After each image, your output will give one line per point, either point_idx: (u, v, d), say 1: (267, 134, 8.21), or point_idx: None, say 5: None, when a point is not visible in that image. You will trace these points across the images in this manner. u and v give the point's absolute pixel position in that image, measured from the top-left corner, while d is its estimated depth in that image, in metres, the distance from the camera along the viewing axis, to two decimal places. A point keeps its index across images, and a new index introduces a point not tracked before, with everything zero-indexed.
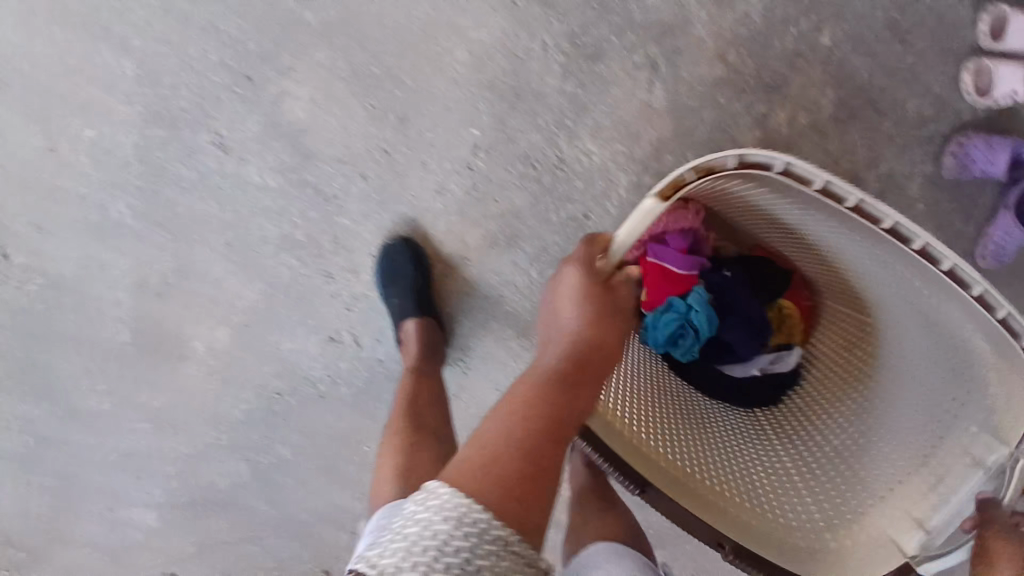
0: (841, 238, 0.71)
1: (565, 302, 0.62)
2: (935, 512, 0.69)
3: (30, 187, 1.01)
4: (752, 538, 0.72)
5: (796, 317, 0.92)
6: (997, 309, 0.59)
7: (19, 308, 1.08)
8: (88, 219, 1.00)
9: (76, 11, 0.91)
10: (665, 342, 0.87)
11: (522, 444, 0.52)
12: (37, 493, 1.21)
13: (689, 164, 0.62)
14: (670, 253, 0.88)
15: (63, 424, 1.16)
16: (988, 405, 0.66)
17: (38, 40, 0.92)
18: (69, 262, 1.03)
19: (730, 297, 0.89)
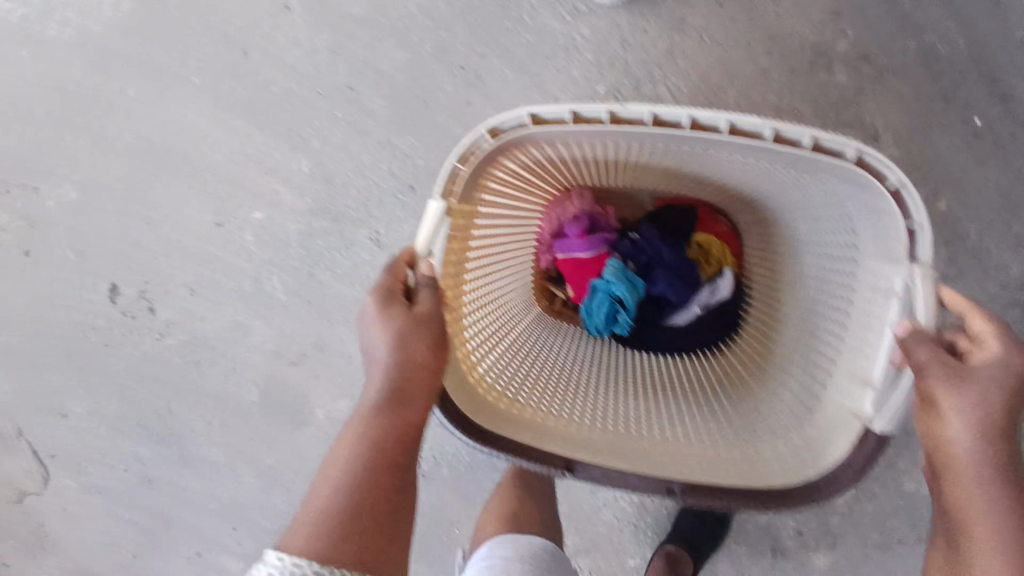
0: (699, 161, 0.82)
1: (369, 330, 0.69)
2: (869, 364, 0.74)
3: (189, 255, 1.09)
4: (688, 475, 0.79)
5: (714, 244, 1.02)
6: (848, 154, 0.69)
7: (157, 358, 1.16)
8: (242, 289, 1.09)
9: (266, 111, 1.01)
10: (607, 324, 1.00)
11: (353, 497, 0.61)
12: (133, 528, 1.28)
13: (455, 154, 0.73)
14: (574, 241, 0.99)
15: (173, 466, 1.22)
16: (876, 241, 0.73)
17: (222, 128, 1.03)
18: (212, 323, 1.12)
19: (647, 253, 1.00)
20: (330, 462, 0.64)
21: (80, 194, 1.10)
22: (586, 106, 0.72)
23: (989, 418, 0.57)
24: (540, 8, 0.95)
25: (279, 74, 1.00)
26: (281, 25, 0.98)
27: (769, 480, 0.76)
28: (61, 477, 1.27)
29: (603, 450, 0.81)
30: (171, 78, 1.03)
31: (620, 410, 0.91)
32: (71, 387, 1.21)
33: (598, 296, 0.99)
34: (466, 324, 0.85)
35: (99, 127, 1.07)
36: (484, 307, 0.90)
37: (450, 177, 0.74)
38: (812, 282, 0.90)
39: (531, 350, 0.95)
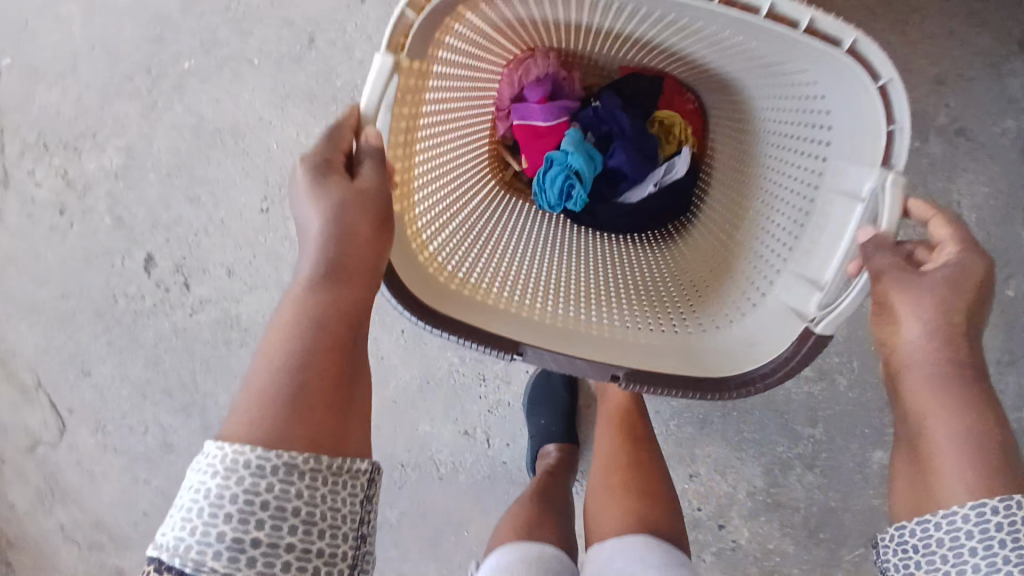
0: (684, 35, 0.72)
1: (303, 202, 0.60)
2: (821, 268, 0.67)
3: (230, 237, 1.07)
4: (636, 359, 0.71)
5: (677, 122, 0.86)
6: (878, 79, 0.59)
7: (188, 331, 1.14)
8: (282, 278, 1.07)
9: (325, 102, 0.97)
10: (558, 201, 0.84)
11: (302, 371, 0.53)
12: (142, 488, 1.23)
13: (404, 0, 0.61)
14: (533, 106, 0.84)
15: (192, 435, 1.20)
16: (849, 132, 0.65)
17: (275, 112, 0.99)
18: (248, 305, 1.10)
19: (610, 123, 0.84)
20: (267, 346, 0.55)
21: (123, 160, 1.07)
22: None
23: (946, 321, 0.55)
24: None
25: (346, 68, 0.96)
26: (354, 20, 0.95)
27: (712, 370, 0.69)
28: (81, 432, 1.22)
29: (539, 329, 0.72)
30: (230, 54, 0.99)
31: (563, 288, 0.81)
32: (95, 349, 1.19)
33: (553, 168, 0.83)
34: (416, 184, 0.74)
35: (150, 95, 1.04)
36: (435, 177, 0.78)
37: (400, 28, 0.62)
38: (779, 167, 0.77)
39: (482, 227, 0.84)
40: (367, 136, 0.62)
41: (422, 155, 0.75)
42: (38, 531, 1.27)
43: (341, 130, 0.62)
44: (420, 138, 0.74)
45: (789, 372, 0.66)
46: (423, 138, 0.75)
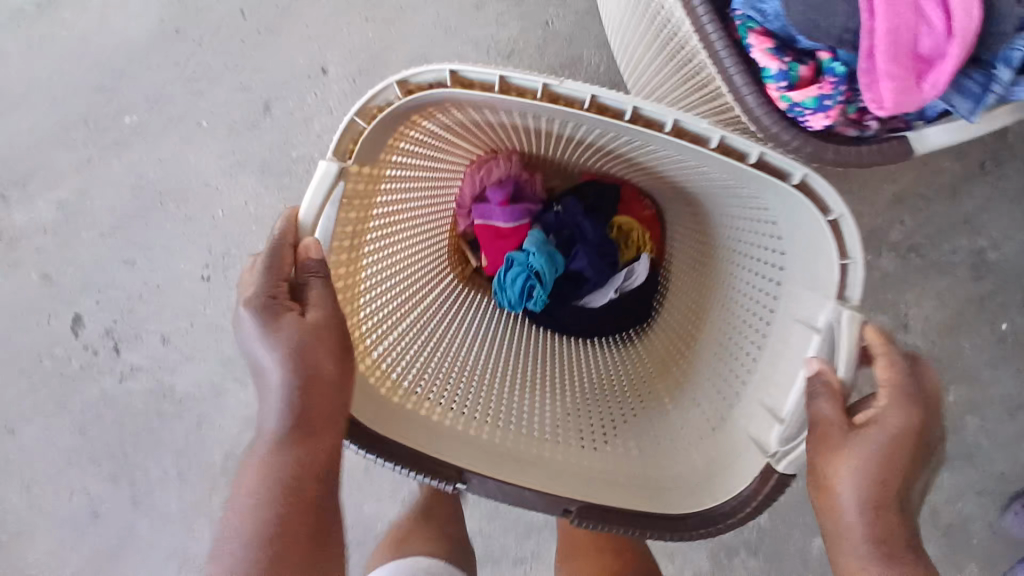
0: (635, 150, 0.66)
1: (251, 342, 0.53)
2: (781, 398, 0.61)
3: (167, 304, 1.00)
4: (591, 491, 0.64)
5: (636, 228, 0.84)
6: (829, 212, 0.54)
7: (116, 399, 1.06)
8: (223, 348, 1.02)
9: (279, 174, 0.92)
10: (518, 300, 0.80)
11: (277, 550, 0.51)
12: (59, 558, 1.11)
13: (355, 105, 0.56)
14: (494, 207, 0.80)
15: (120, 509, 1.10)
16: (799, 264, 0.60)
17: (225, 178, 0.94)
18: (186, 378, 1.04)
19: (573, 228, 0.82)
20: (235, 518, 0.52)
21: (55, 215, 0.98)
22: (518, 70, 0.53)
23: (879, 493, 0.50)
24: None
25: (303, 139, 0.91)
26: (315, 90, 0.91)
27: (671, 507, 0.62)
28: (3, 492, 1.11)
29: (483, 455, 0.63)
30: (179, 114, 0.93)
31: (512, 398, 0.72)
32: (18, 409, 1.08)
33: (513, 270, 0.79)
34: (361, 281, 0.66)
35: (87, 147, 0.95)
36: (388, 272, 0.71)
37: (351, 135, 0.57)
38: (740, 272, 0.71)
39: (434, 319, 0.76)
40: (309, 251, 0.54)
41: (368, 261, 0.67)
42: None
43: (282, 247, 0.53)
44: (369, 237, 0.66)
45: (751, 517, 0.60)
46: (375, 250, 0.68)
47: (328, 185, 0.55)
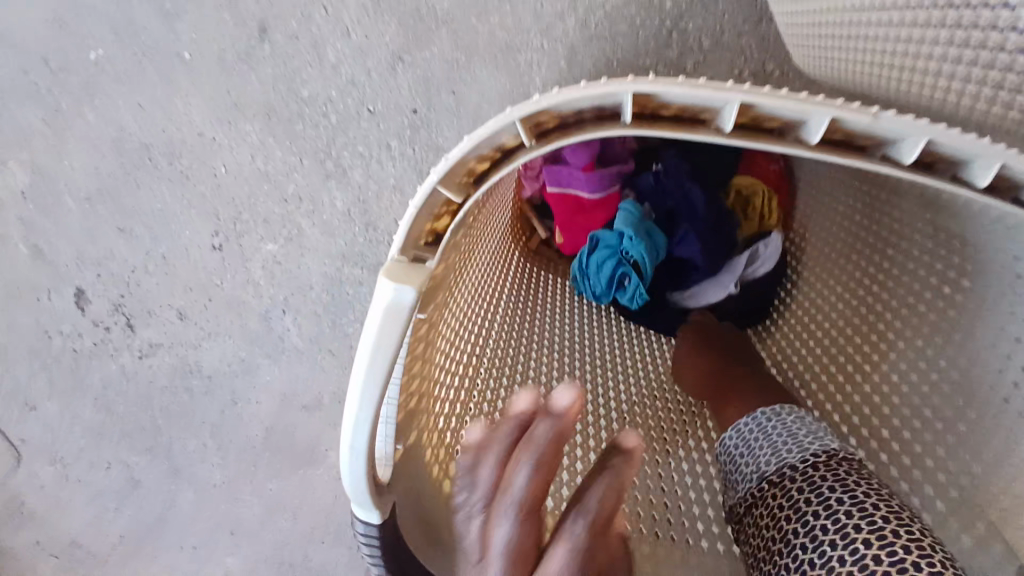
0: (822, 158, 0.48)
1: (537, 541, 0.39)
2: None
3: (176, 276, 0.85)
4: None
5: (760, 190, 0.71)
6: None
7: (138, 378, 0.93)
8: (246, 325, 0.87)
9: (292, 120, 0.73)
10: (607, 290, 0.69)
11: None
12: (110, 518, 1.03)
13: (437, 173, 0.40)
14: (575, 174, 0.67)
15: (162, 475, 1.00)
16: None
17: (224, 124, 0.75)
18: (212, 353, 0.90)
19: (677, 199, 0.68)
20: None
21: (30, 176, 0.80)
22: (774, 97, 0.36)
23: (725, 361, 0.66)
24: (711, 57, 0.66)
25: (315, 73, 0.71)
26: (323, 5, 0.68)
27: None
28: (38, 462, 1.00)
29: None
30: (152, 45, 0.72)
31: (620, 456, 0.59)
32: (34, 385, 0.94)
33: (598, 254, 0.68)
34: (436, 362, 0.52)
35: (50, 93, 0.75)
36: (469, 323, 0.57)
37: (431, 209, 0.42)
38: (946, 301, 0.54)
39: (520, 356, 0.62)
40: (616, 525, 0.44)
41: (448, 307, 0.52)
42: (16, 548, 1.08)
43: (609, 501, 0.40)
44: (453, 296, 0.53)
45: None
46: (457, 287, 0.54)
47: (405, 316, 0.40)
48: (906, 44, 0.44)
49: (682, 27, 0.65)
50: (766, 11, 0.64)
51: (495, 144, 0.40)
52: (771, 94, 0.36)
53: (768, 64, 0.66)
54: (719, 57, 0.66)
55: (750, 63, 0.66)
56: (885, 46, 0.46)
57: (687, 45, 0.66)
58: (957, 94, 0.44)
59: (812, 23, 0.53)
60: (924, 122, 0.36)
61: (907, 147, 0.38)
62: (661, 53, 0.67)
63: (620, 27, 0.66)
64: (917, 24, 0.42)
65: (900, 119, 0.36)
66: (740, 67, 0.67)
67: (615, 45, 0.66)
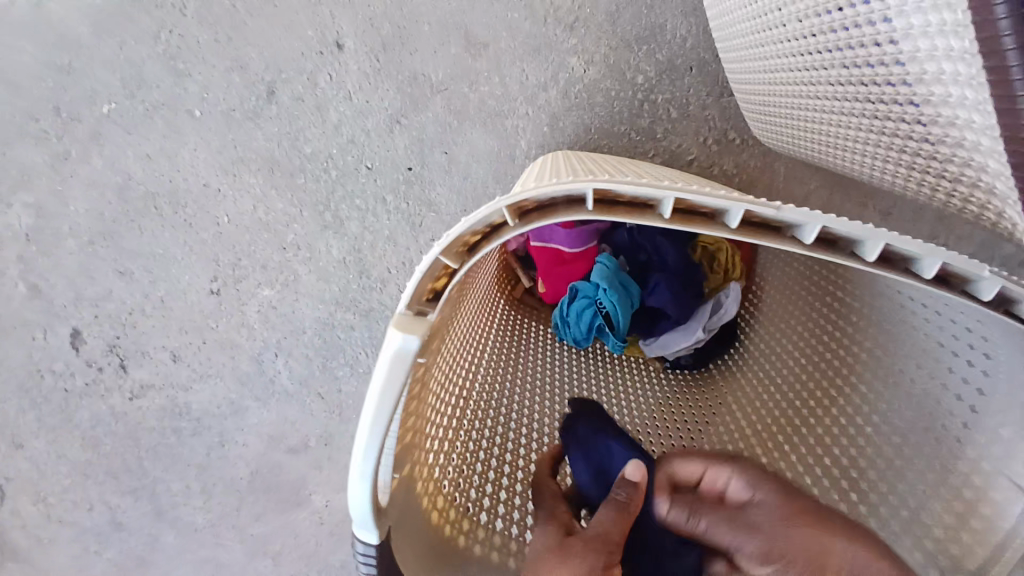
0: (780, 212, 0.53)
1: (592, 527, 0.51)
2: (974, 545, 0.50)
3: (172, 318, 0.88)
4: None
5: (725, 247, 0.75)
6: None
7: (126, 418, 0.95)
8: (238, 367, 0.90)
9: (292, 174, 0.79)
10: (585, 336, 0.73)
11: None
12: (88, 560, 1.02)
13: (440, 247, 0.41)
14: (555, 228, 0.73)
15: (144, 516, 1.00)
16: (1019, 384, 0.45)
17: (228, 175, 0.79)
18: (202, 393, 0.92)
19: (648, 252, 0.74)
20: None
21: (35, 220, 0.84)
22: (702, 195, 0.39)
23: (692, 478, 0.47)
24: (679, 125, 0.73)
25: (317, 132, 0.76)
26: (328, 72, 0.74)
27: None
28: (20, 501, 1.00)
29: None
30: (164, 101, 0.77)
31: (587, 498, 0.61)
32: (24, 423, 0.95)
33: (578, 301, 0.73)
34: (428, 407, 0.55)
35: (62, 142, 0.80)
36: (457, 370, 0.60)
37: (433, 273, 0.44)
38: (887, 354, 0.58)
39: (498, 402, 0.65)
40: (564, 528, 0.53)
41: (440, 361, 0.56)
42: None
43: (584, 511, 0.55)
44: (446, 345, 0.56)
45: None
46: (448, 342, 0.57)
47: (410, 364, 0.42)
48: (842, 121, 0.50)
49: (653, 99, 0.72)
50: (728, 87, 0.71)
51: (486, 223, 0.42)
52: (699, 191, 0.39)
53: (731, 132, 0.73)
54: (686, 125, 0.73)
55: (715, 131, 0.73)
56: (828, 122, 0.52)
57: (657, 114, 0.73)
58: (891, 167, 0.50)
59: (767, 98, 0.59)
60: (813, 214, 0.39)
61: (805, 231, 0.40)
62: (634, 122, 0.73)
63: (597, 98, 0.73)
64: (846, 105, 0.48)
65: (800, 212, 0.39)
66: (704, 135, 0.73)
67: (593, 114, 0.73)
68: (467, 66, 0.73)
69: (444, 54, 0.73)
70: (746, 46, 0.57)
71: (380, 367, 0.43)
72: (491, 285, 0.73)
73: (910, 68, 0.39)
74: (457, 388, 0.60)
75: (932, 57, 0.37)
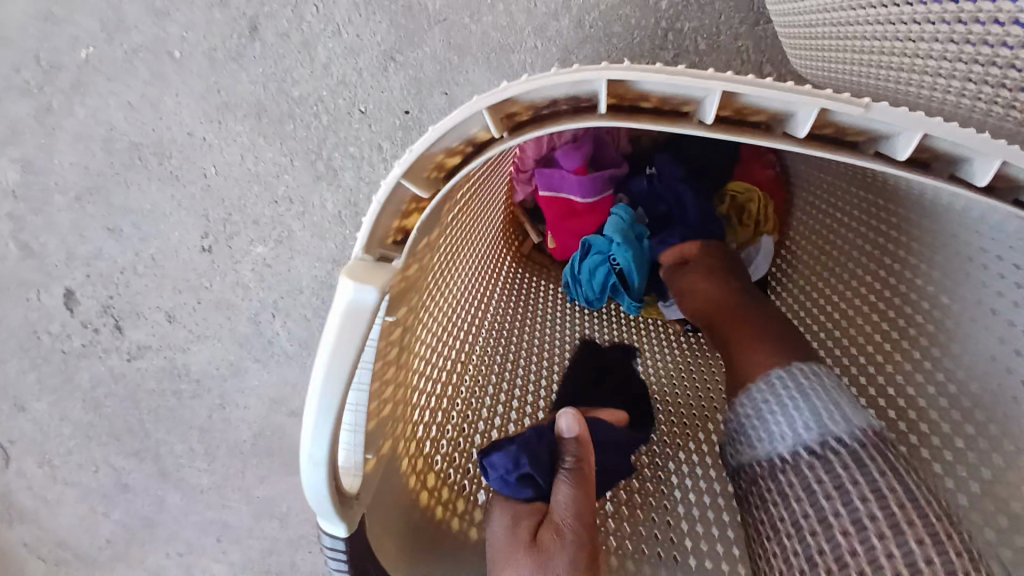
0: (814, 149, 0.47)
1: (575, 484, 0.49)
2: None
3: (165, 276, 0.84)
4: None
5: (755, 196, 0.68)
6: None
7: (126, 380, 0.92)
8: (235, 328, 0.86)
9: (281, 121, 0.73)
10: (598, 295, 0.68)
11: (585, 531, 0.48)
12: (97, 521, 1.02)
13: (402, 165, 0.37)
14: (564, 176, 0.67)
15: (150, 478, 0.98)
16: None
17: (215, 122, 0.74)
18: (200, 355, 0.89)
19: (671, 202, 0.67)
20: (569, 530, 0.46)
21: (19, 175, 0.79)
22: (755, 86, 0.34)
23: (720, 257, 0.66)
24: (706, 59, 0.65)
25: (306, 72, 0.70)
26: (315, 4, 0.67)
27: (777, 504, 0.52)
28: (27, 462, 0.99)
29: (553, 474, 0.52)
30: (143, 43, 0.71)
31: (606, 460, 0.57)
32: (25, 385, 0.93)
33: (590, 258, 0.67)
34: (414, 369, 0.51)
35: (39, 89, 0.75)
36: (449, 326, 0.56)
37: (396, 206, 0.40)
38: (946, 314, 0.51)
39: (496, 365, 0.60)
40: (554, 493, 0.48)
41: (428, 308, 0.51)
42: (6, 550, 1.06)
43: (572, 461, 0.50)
44: (432, 295, 0.52)
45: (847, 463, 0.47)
46: (438, 289, 0.53)
47: (366, 319, 0.37)
48: (899, 44, 0.43)
49: (678, 28, 0.64)
50: (763, 14, 0.63)
51: (465, 136, 0.38)
52: (753, 81, 0.34)
53: (765, 66, 0.65)
54: (714, 58, 0.65)
55: (747, 66, 0.65)
56: (883, 46, 0.45)
57: (682, 46, 0.65)
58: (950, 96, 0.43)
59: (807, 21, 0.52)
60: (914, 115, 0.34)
61: (899, 143, 0.36)
62: (656, 55, 0.66)
63: (614, 28, 0.65)
64: (910, 23, 0.41)
65: (892, 110, 0.34)
66: (735, 70, 0.66)
67: (610, 46, 0.66)
68: None
69: None
70: None
71: (331, 323, 0.37)
72: (495, 243, 0.68)
73: None
74: (449, 346, 0.56)
75: None
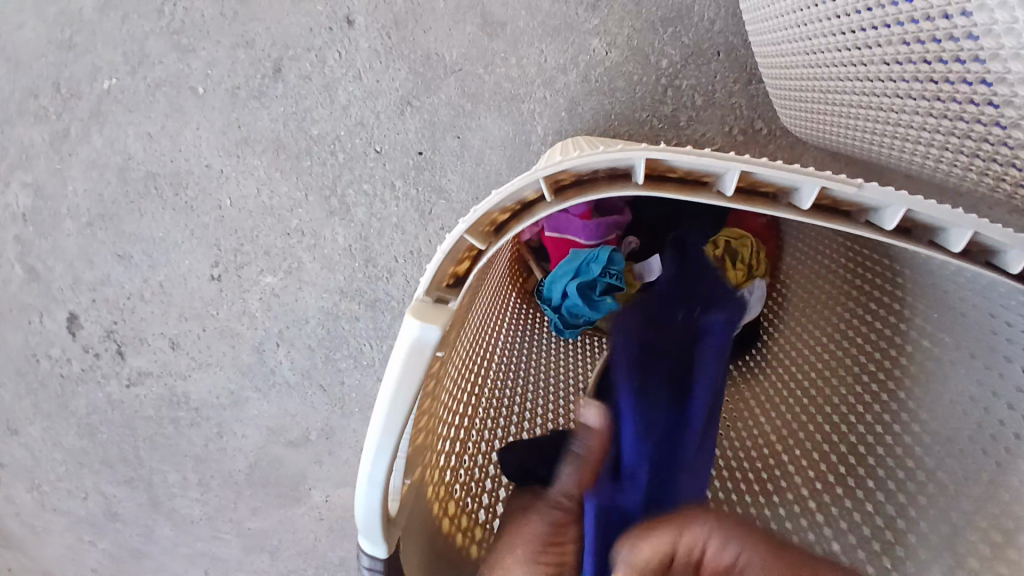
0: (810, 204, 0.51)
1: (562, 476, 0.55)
2: None
3: (171, 304, 0.85)
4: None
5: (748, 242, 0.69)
6: None
7: (123, 406, 0.92)
8: (238, 357, 0.87)
9: (297, 157, 0.75)
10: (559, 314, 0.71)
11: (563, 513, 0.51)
12: (83, 550, 1.00)
13: (467, 222, 0.39)
14: (571, 219, 0.70)
15: (139, 507, 0.97)
16: None
17: (232, 156, 0.76)
18: (200, 383, 0.89)
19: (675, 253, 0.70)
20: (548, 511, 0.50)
21: (33, 200, 0.81)
22: (766, 167, 0.37)
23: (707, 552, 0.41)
24: (704, 113, 0.69)
25: (324, 113, 0.73)
26: (337, 50, 0.71)
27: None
28: (16, 487, 0.97)
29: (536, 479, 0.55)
30: (167, 78, 0.74)
31: None
32: (21, 409, 0.93)
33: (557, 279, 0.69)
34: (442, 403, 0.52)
35: (62, 120, 0.77)
36: (473, 363, 0.58)
37: (456, 255, 0.42)
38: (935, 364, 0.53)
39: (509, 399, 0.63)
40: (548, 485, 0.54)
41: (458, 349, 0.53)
42: None
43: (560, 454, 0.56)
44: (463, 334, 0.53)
45: None
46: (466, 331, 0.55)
47: (429, 354, 0.39)
48: (885, 112, 0.47)
49: (677, 85, 0.69)
50: (757, 73, 0.68)
51: (519, 199, 0.40)
52: (761, 163, 0.37)
53: (758, 122, 0.69)
54: (712, 113, 0.69)
55: (741, 120, 0.69)
56: (867, 112, 0.49)
57: (681, 101, 0.69)
58: (934, 159, 0.47)
59: (798, 86, 0.56)
60: (900, 195, 0.37)
61: (887, 213, 0.39)
62: (657, 108, 0.70)
63: (618, 82, 0.69)
64: (894, 96, 0.44)
65: (883, 190, 0.37)
66: (731, 124, 0.70)
67: (614, 99, 0.70)
68: (483, 47, 0.70)
69: (459, 33, 0.70)
70: (779, 28, 0.53)
71: (398, 361, 0.40)
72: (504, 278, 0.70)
73: (984, 41, 0.35)
74: (472, 380, 0.58)
75: (1011, 30, 0.33)
